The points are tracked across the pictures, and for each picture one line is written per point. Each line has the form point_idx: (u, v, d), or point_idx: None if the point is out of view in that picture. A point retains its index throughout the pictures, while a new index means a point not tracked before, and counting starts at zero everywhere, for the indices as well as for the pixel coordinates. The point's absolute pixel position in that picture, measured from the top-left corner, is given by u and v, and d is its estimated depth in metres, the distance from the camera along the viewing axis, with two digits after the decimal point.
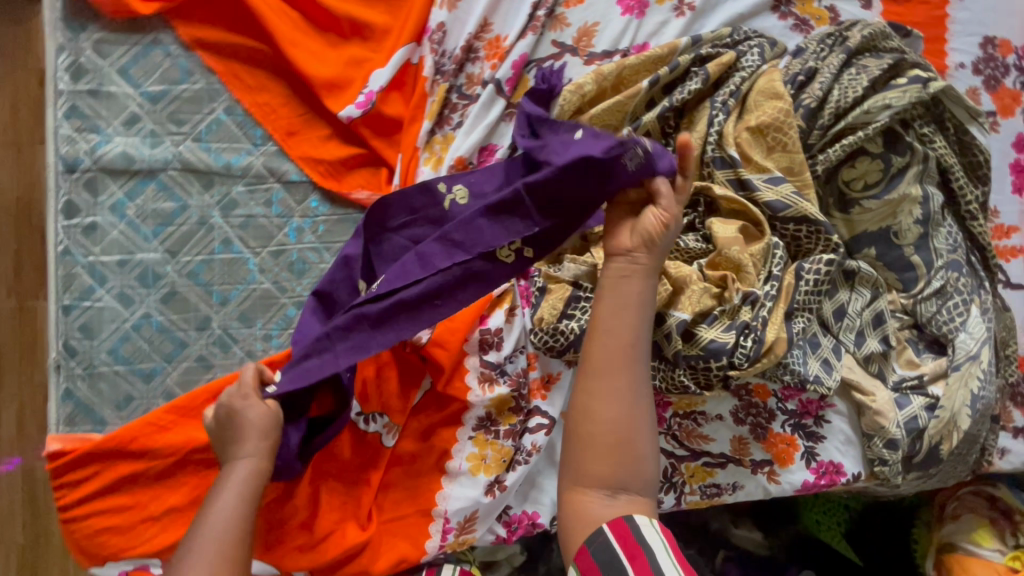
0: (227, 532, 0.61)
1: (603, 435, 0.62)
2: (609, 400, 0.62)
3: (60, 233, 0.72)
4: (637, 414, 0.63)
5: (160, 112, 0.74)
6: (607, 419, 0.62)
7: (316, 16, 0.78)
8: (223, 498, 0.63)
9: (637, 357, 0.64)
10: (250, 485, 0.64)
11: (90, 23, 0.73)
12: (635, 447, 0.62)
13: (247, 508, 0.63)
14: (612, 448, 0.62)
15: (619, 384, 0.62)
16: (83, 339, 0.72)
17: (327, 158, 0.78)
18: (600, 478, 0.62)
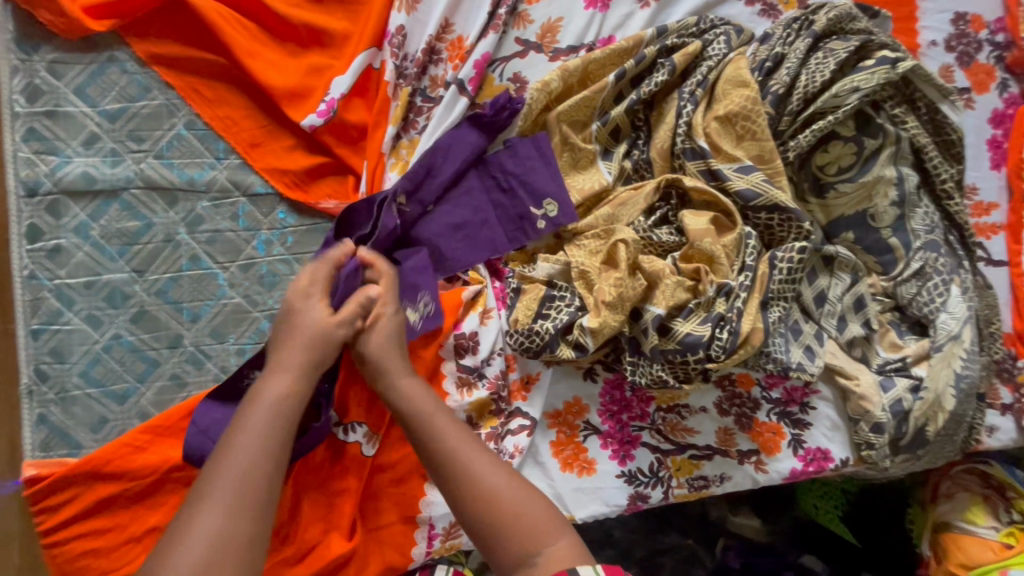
0: (260, 445, 0.59)
1: (482, 527, 0.62)
2: (466, 496, 0.63)
3: (24, 258, 0.71)
4: (499, 480, 0.63)
5: (119, 131, 0.74)
6: (476, 511, 0.62)
7: (273, 25, 0.78)
8: (258, 413, 0.61)
9: (462, 446, 0.65)
10: (278, 415, 0.61)
11: (43, 43, 0.72)
12: (513, 513, 0.61)
13: (274, 437, 0.60)
14: (496, 530, 0.61)
15: (463, 477, 0.63)
16: (53, 364, 0.71)
17: (292, 168, 0.77)
18: (506, 553, 0.61)
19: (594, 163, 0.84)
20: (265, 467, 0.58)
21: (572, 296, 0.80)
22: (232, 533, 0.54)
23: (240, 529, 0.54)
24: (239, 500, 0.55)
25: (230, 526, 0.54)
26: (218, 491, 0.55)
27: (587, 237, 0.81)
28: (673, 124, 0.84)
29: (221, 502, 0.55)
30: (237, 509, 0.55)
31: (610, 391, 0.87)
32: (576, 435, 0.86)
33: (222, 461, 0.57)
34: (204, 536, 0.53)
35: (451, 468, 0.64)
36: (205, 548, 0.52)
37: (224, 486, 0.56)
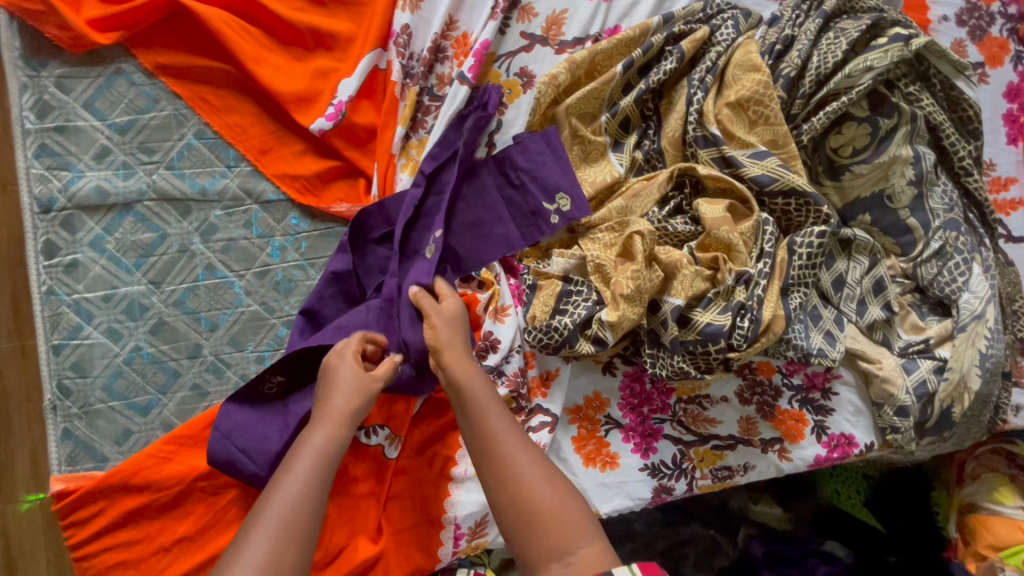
0: (301, 491, 0.59)
1: (516, 519, 0.61)
2: (501, 483, 0.62)
3: (43, 275, 0.71)
4: (534, 473, 0.63)
5: (130, 143, 0.74)
6: (508, 500, 0.62)
7: (277, 30, 0.77)
8: (299, 462, 0.61)
9: (508, 434, 0.65)
10: (330, 453, 0.62)
11: (51, 59, 0.72)
12: (551, 508, 0.61)
13: (324, 476, 0.61)
14: (531, 525, 0.60)
15: (500, 466, 0.63)
16: (76, 378, 0.71)
17: (303, 173, 0.77)
18: (539, 552, 0.59)
19: (604, 156, 0.83)
20: (313, 504, 0.59)
21: (588, 290, 0.79)
22: (280, 565, 0.54)
23: (287, 558, 0.55)
24: (288, 531, 0.56)
25: (276, 559, 0.54)
26: (269, 524, 0.56)
27: (601, 231, 0.80)
28: (683, 112, 0.83)
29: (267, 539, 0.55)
30: (285, 540, 0.55)
31: (629, 384, 0.87)
32: (597, 429, 0.86)
33: (273, 496, 0.58)
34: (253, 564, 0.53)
35: (491, 453, 0.64)
36: None
37: (274, 520, 0.56)
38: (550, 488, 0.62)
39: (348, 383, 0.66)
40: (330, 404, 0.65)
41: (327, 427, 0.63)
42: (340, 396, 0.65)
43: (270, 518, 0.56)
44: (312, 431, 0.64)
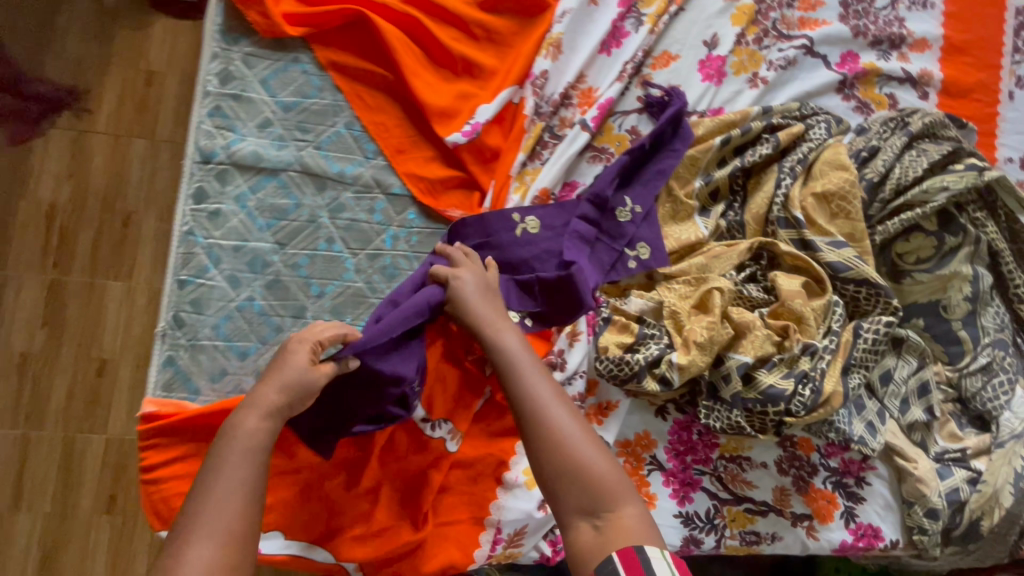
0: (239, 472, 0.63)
1: (559, 480, 0.65)
2: (543, 440, 0.67)
3: (187, 216, 0.79)
4: (571, 433, 0.67)
5: (290, 120, 0.83)
6: (551, 452, 0.66)
7: (435, 53, 0.88)
8: (231, 445, 0.64)
9: (550, 393, 0.70)
10: (252, 459, 0.64)
11: (244, 38, 0.83)
12: (590, 466, 0.65)
13: (257, 458, 0.64)
14: (574, 478, 0.64)
15: (543, 418, 0.68)
16: (191, 313, 0.78)
17: (429, 176, 0.86)
18: (576, 511, 0.64)
19: (691, 217, 0.92)
20: (250, 502, 0.62)
21: (661, 333, 0.85)
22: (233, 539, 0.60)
23: (228, 562, 0.58)
24: (229, 537, 0.59)
25: (215, 566, 0.57)
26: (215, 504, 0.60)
27: (679, 282, 0.88)
28: (770, 193, 0.92)
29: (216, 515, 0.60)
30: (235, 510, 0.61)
31: (678, 431, 0.91)
32: (641, 467, 0.89)
33: (202, 510, 0.60)
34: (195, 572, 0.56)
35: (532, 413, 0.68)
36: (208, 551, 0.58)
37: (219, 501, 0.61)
38: (594, 452, 0.66)
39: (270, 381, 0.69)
40: (246, 417, 0.66)
41: (256, 414, 0.66)
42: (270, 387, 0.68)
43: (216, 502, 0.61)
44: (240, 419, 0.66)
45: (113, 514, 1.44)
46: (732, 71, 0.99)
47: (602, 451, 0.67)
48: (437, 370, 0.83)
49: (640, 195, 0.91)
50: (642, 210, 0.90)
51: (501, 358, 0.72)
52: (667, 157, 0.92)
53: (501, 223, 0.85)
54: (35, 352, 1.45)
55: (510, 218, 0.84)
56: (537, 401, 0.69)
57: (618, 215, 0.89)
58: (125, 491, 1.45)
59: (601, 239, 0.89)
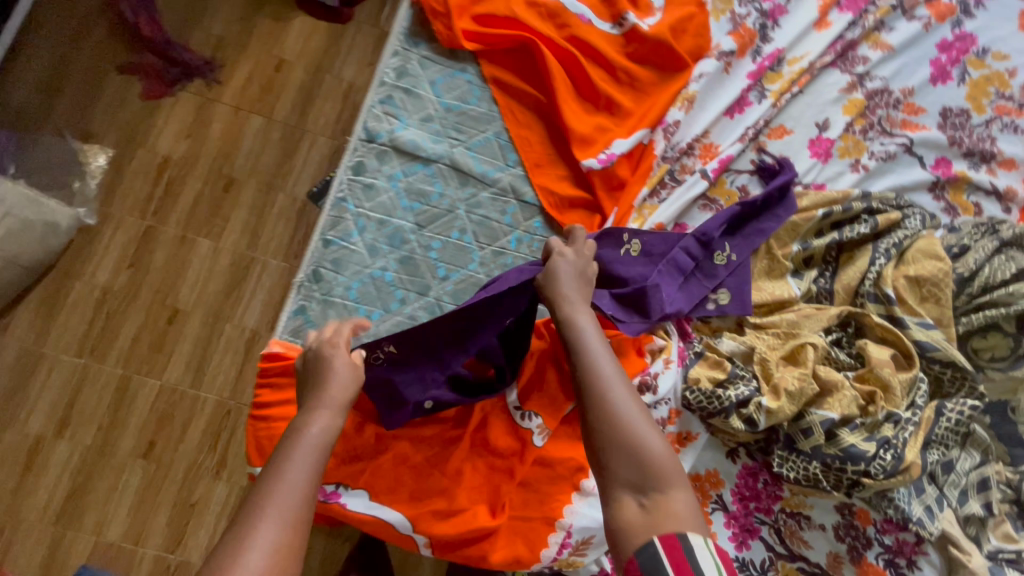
0: (311, 462, 0.63)
1: (608, 451, 0.63)
2: (598, 405, 0.65)
3: (344, 184, 0.88)
4: (628, 406, 0.65)
5: (448, 120, 0.92)
6: (604, 420, 0.65)
7: (583, 87, 0.98)
8: (302, 438, 0.65)
9: (615, 369, 0.69)
10: (314, 454, 0.64)
11: (424, 43, 0.94)
12: (644, 442, 0.63)
13: (323, 453, 0.65)
14: (623, 450, 0.63)
15: (602, 385, 0.66)
16: (330, 271, 0.85)
17: (559, 192, 0.94)
18: (623, 486, 0.62)
19: (785, 276, 0.98)
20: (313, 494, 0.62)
21: (750, 376, 0.89)
22: (300, 525, 0.59)
23: (292, 547, 0.58)
24: (296, 521, 0.59)
25: (284, 549, 0.57)
26: (287, 489, 0.60)
27: (769, 333, 0.93)
28: (864, 268, 0.98)
29: (287, 501, 0.59)
30: (304, 499, 0.61)
31: (745, 476, 0.94)
32: (706, 504, 0.92)
33: (274, 492, 0.60)
34: (263, 552, 0.56)
35: (591, 378, 0.67)
36: (277, 531, 0.57)
37: (290, 487, 0.61)
38: (652, 433, 0.64)
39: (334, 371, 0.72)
40: (313, 414, 0.68)
41: (327, 413, 0.68)
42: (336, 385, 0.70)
43: (288, 487, 0.60)
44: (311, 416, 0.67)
45: (148, 460, 1.47)
46: (838, 154, 1.08)
47: (661, 432, 0.65)
48: (536, 363, 0.88)
49: (739, 245, 0.97)
50: (737, 260, 0.96)
51: (568, 327, 0.72)
52: (767, 219, 0.99)
53: (610, 240, 0.91)
54: (116, 289, 1.52)
55: (620, 237, 0.90)
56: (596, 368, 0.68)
57: (716, 256, 0.95)
58: (166, 439, 1.48)
59: (694, 276, 0.95)
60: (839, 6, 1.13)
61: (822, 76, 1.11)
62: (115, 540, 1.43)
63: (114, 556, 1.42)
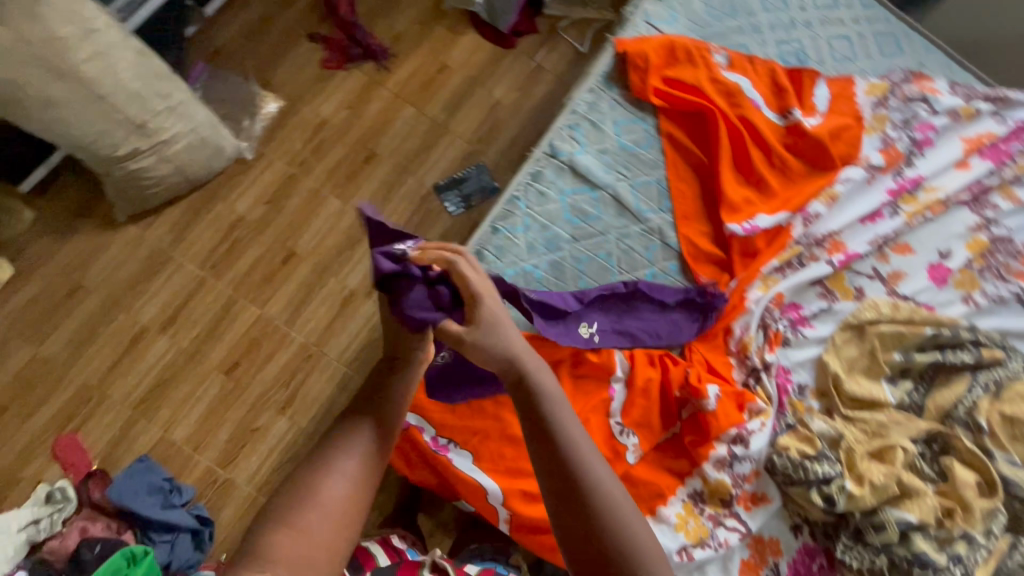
0: (387, 418, 0.76)
1: (584, 539, 0.61)
2: (558, 492, 0.63)
3: (521, 186, 1.01)
4: (593, 489, 0.63)
5: (620, 156, 1.05)
6: (568, 506, 0.62)
7: (740, 162, 1.09)
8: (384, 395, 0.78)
9: (580, 446, 0.65)
10: (372, 453, 0.73)
11: (616, 88, 1.09)
12: (617, 528, 0.61)
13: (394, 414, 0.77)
14: (596, 543, 0.61)
15: (560, 468, 0.63)
16: (492, 254, 0.97)
17: (698, 245, 1.04)
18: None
19: (881, 380, 1.03)
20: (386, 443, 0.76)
21: (836, 460, 0.95)
22: (374, 465, 0.73)
23: (362, 482, 0.71)
24: (372, 462, 0.73)
25: (359, 481, 0.71)
26: (365, 435, 0.74)
27: (859, 427, 0.99)
28: (959, 394, 1.01)
29: (364, 444, 0.74)
30: (377, 445, 0.74)
31: (803, 555, 0.96)
32: (761, 568, 0.95)
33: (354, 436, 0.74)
34: (343, 479, 0.70)
35: (549, 462, 0.64)
36: (352, 467, 0.71)
37: (370, 433, 0.74)
38: (630, 518, 0.62)
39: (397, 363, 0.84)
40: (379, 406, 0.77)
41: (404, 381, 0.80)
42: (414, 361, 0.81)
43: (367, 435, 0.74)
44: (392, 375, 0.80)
45: (228, 377, 1.59)
46: (954, 283, 1.13)
47: (637, 516, 0.63)
48: (642, 387, 0.96)
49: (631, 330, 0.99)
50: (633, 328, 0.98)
51: (525, 401, 0.68)
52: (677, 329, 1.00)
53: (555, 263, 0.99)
54: (251, 219, 1.69)
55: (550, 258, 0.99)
56: (552, 450, 0.65)
57: (578, 330, 0.95)
58: (249, 362, 1.60)
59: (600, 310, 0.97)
60: (981, 153, 1.20)
61: (954, 211, 1.17)
62: (178, 440, 1.54)
63: (173, 454, 1.53)
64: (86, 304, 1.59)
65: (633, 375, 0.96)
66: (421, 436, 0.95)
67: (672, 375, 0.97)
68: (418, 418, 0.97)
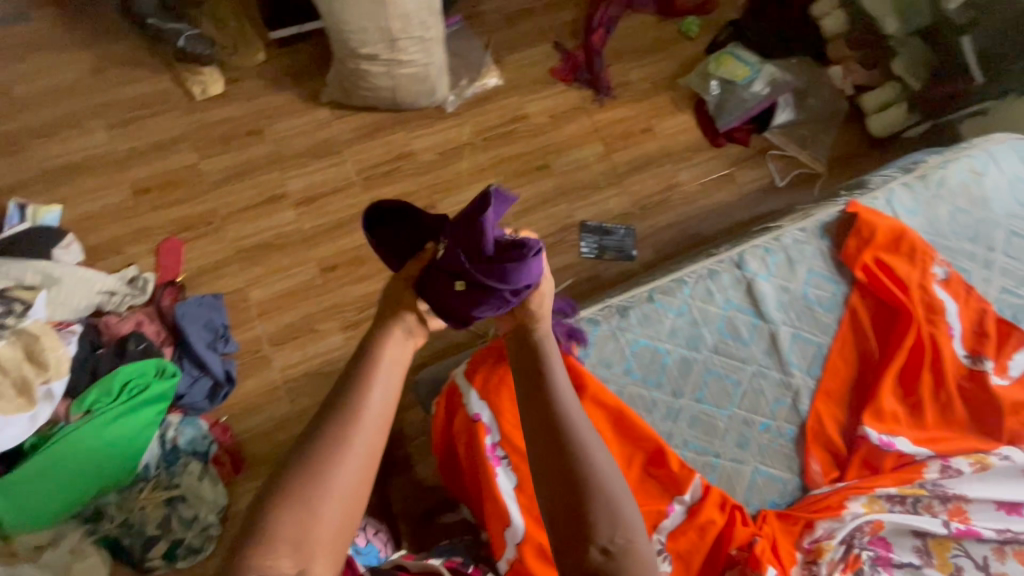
0: (379, 414, 0.87)
1: (574, 489, 0.80)
2: (555, 451, 0.83)
3: (695, 277, 1.06)
4: (586, 455, 0.82)
5: (796, 302, 1.06)
6: (564, 462, 0.82)
7: (908, 375, 1.03)
8: (373, 395, 0.88)
9: (580, 425, 0.85)
10: (368, 444, 0.85)
11: (826, 241, 1.10)
12: (603, 489, 0.80)
13: (381, 412, 0.88)
14: (586, 495, 0.79)
15: (561, 434, 0.84)
16: (636, 318, 1.02)
17: (823, 425, 1.00)
18: (599, 531, 0.78)
19: None
20: (377, 436, 0.86)
21: None
22: (371, 459, 0.84)
23: (362, 475, 0.82)
24: (369, 456, 0.84)
25: (360, 474, 0.82)
26: (357, 434, 0.84)
27: None
28: None
29: (359, 440, 0.84)
30: (369, 437, 0.85)
31: None
32: None
33: (350, 439, 0.83)
34: (345, 481, 0.80)
35: (553, 426, 0.85)
36: (350, 468, 0.82)
37: (362, 430, 0.85)
38: (617, 487, 0.81)
39: (392, 353, 0.94)
40: (369, 397, 0.88)
41: (388, 374, 0.91)
42: (395, 359, 0.93)
43: (360, 436, 0.84)
44: (379, 370, 0.91)
45: (321, 273, 1.66)
46: None
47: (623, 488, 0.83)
48: (700, 523, 0.90)
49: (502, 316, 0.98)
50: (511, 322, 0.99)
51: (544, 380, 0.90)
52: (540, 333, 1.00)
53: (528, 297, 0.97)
54: (419, 159, 1.79)
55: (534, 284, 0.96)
56: (556, 421, 0.85)
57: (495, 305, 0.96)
58: (344, 272, 1.67)
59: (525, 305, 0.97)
60: None
61: None
62: (251, 299, 1.62)
63: (240, 308, 1.61)
64: (255, 148, 1.73)
65: (698, 506, 0.91)
66: (485, 437, 1.01)
67: (737, 530, 0.90)
68: (491, 419, 1.02)
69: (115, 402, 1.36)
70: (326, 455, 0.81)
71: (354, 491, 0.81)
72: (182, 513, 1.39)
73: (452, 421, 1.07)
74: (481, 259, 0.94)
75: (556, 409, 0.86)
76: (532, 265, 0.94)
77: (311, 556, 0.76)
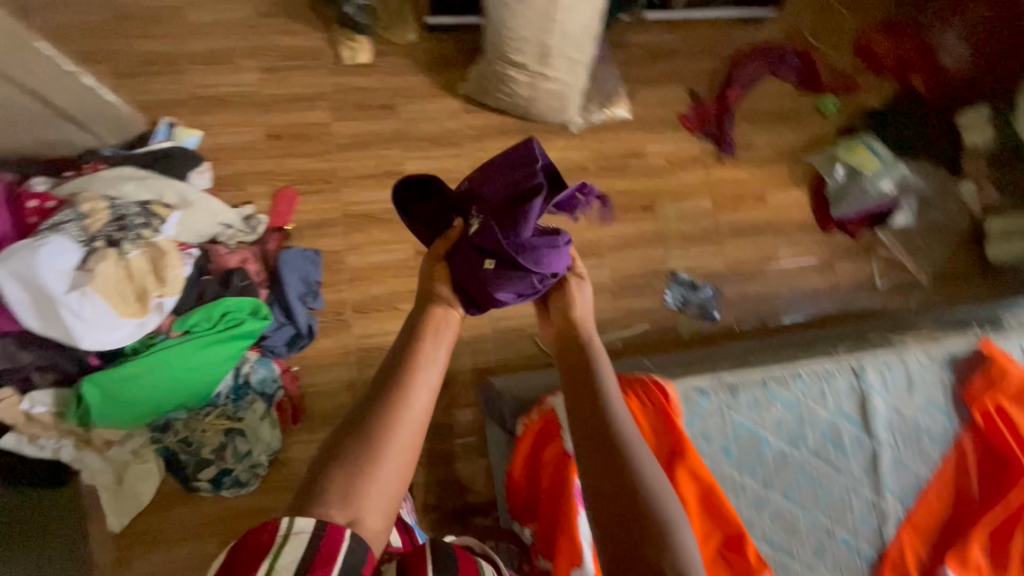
0: (426, 387, 0.95)
1: (625, 499, 0.78)
2: (604, 457, 0.83)
3: (820, 378, 1.15)
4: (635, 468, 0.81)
5: (903, 429, 1.16)
6: (614, 470, 0.81)
7: (999, 529, 1.08)
8: (422, 371, 0.97)
9: (631, 440, 0.86)
10: (414, 411, 0.91)
11: (950, 380, 1.20)
12: (654, 505, 0.77)
13: (428, 384, 0.96)
14: (635, 505, 0.77)
15: (611, 441, 0.85)
16: (752, 402, 1.11)
17: (905, 552, 1.09)
18: (649, 545, 0.74)
19: None
20: (422, 406, 0.93)
21: None
22: (416, 428, 0.90)
23: (409, 442, 0.88)
24: (415, 425, 0.90)
25: (408, 441, 0.87)
26: (405, 402, 0.91)
27: None
28: None
29: (406, 407, 0.90)
30: (416, 405, 0.91)
31: None
32: None
33: (399, 407, 0.90)
34: (393, 445, 0.85)
35: (604, 435, 0.86)
36: (399, 434, 0.87)
37: (410, 398, 0.92)
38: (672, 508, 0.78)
39: (440, 340, 1.04)
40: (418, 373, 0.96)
41: (435, 355, 1.01)
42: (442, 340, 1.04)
43: (408, 404, 0.91)
44: (427, 348, 1.01)
45: (415, 256, 1.71)
46: None
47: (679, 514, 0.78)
48: None
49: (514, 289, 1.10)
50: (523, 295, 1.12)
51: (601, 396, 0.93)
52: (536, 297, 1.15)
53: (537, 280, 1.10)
54: None
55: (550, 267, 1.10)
56: (609, 433, 0.87)
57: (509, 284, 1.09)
58: None
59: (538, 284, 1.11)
60: None
61: None
62: (346, 263, 1.68)
63: (334, 268, 1.67)
64: (384, 121, 1.78)
65: None
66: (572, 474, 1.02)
67: None
68: None
69: (214, 329, 1.43)
70: (377, 419, 0.87)
71: (401, 456, 0.86)
72: (238, 446, 1.48)
73: (544, 450, 1.11)
74: (510, 237, 1.07)
75: (608, 423, 0.88)
76: (548, 246, 1.09)
77: (361, 511, 0.78)
